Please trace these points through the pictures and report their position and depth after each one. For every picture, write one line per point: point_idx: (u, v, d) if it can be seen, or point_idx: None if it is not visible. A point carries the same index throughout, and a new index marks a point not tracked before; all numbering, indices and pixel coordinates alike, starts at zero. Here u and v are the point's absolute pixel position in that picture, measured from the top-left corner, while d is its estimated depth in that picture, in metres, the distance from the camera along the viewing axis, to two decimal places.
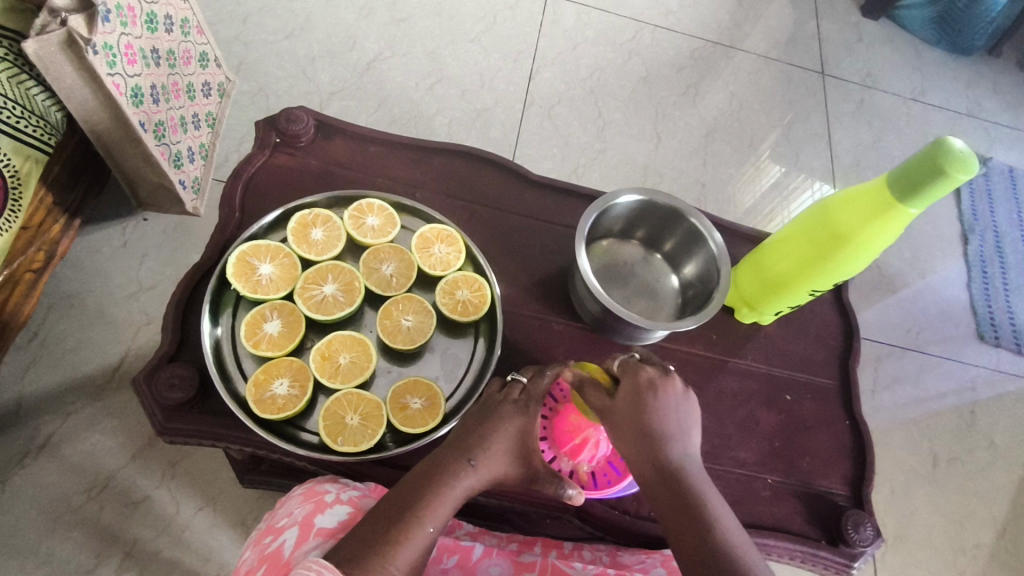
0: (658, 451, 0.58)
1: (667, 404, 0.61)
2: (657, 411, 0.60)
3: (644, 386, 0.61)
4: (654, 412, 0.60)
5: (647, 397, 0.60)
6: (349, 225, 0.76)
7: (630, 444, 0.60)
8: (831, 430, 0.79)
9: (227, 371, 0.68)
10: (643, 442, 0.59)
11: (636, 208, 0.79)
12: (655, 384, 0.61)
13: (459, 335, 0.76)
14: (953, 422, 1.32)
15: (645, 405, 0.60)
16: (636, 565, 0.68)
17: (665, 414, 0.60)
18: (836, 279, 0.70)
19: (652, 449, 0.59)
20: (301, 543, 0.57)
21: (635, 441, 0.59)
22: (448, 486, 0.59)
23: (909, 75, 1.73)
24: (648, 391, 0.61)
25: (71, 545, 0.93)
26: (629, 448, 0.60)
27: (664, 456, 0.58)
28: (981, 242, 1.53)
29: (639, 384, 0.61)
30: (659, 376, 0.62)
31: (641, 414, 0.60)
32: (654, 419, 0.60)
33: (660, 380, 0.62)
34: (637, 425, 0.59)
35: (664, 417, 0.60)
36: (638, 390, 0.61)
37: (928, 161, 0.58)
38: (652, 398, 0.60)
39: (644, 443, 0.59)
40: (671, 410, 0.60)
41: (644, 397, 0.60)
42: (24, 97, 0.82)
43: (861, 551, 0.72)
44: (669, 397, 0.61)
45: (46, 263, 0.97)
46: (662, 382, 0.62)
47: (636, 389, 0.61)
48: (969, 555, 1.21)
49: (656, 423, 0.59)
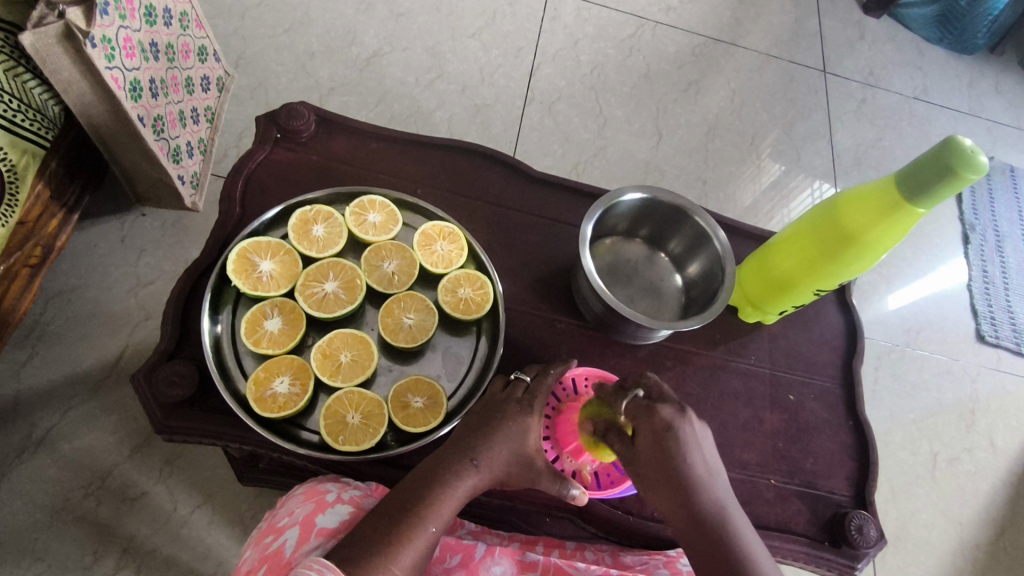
0: (688, 500, 0.57)
1: (688, 448, 0.58)
2: (680, 457, 0.57)
3: (662, 431, 0.58)
4: (678, 460, 0.57)
5: (667, 443, 0.58)
6: (351, 222, 0.75)
7: (660, 494, 0.58)
8: (834, 431, 0.79)
9: (227, 369, 0.68)
10: (675, 494, 0.57)
11: (640, 206, 0.78)
12: (673, 427, 0.58)
13: (461, 333, 0.75)
14: (953, 422, 1.32)
15: (667, 453, 0.57)
16: (638, 567, 0.68)
17: (687, 459, 0.58)
18: (842, 279, 0.69)
19: (682, 500, 0.58)
20: (302, 543, 0.56)
21: (665, 493, 0.58)
22: (451, 486, 0.58)
23: (910, 74, 1.72)
24: (666, 437, 0.58)
25: (68, 543, 0.92)
26: (660, 497, 0.59)
27: (694, 505, 0.57)
28: (982, 242, 1.53)
29: (656, 430, 0.58)
30: (675, 417, 0.58)
31: (665, 464, 0.57)
32: (678, 469, 0.57)
33: (677, 422, 0.58)
34: (664, 477, 0.58)
35: (688, 463, 0.58)
36: (657, 437, 0.58)
37: (937, 161, 0.57)
38: (672, 445, 0.57)
39: (673, 495, 0.58)
40: (692, 453, 0.58)
41: (665, 446, 0.58)
42: (21, 90, 0.81)
43: (864, 553, 0.72)
44: (688, 439, 0.58)
45: (43, 258, 0.96)
46: (679, 423, 0.58)
47: (654, 436, 0.58)
48: (968, 554, 1.20)
49: (681, 473, 0.58)
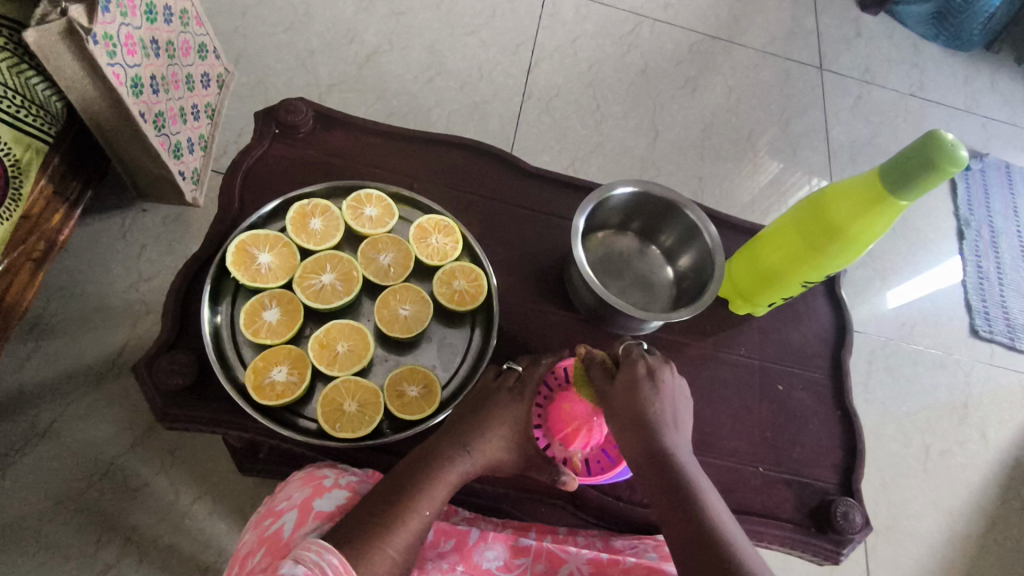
0: (654, 438, 0.61)
1: (661, 395, 0.63)
2: (652, 398, 0.62)
3: (642, 374, 0.63)
4: (650, 400, 0.62)
5: (643, 383, 0.63)
6: (348, 216, 0.77)
7: (628, 429, 0.61)
8: (822, 420, 0.80)
9: (226, 359, 0.69)
10: (642, 430, 0.61)
11: (632, 199, 0.80)
12: (651, 373, 0.64)
13: (456, 325, 0.76)
14: (946, 416, 1.33)
15: (641, 393, 0.62)
16: (628, 551, 0.69)
17: (658, 402, 0.62)
18: (828, 270, 0.71)
19: (648, 436, 0.61)
20: (300, 526, 0.58)
21: (632, 429, 0.61)
22: (443, 471, 0.60)
23: (906, 71, 1.73)
24: (644, 380, 0.63)
25: (71, 532, 0.94)
26: (625, 434, 0.62)
27: (659, 444, 0.60)
28: (977, 238, 1.55)
29: (634, 372, 0.63)
30: (656, 364, 0.64)
31: (637, 402, 0.62)
32: (649, 407, 0.62)
33: (655, 369, 0.64)
34: (633, 413, 0.61)
35: (659, 406, 0.62)
36: (633, 379, 0.63)
37: (920, 156, 0.59)
38: (648, 385, 0.63)
39: (639, 429, 0.61)
40: (664, 400, 0.63)
41: (639, 386, 0.62)
42: (25, 87, 0.83)
43: (850, 539, 0.73)
44: (663, 386, 0.63)
45: (46, 252, 0.98)
46: (660, 370, 0.64)
47: (631, 377, 0.63)
48: (959, 546, 1.22)
49: (651, 412, 0.61)
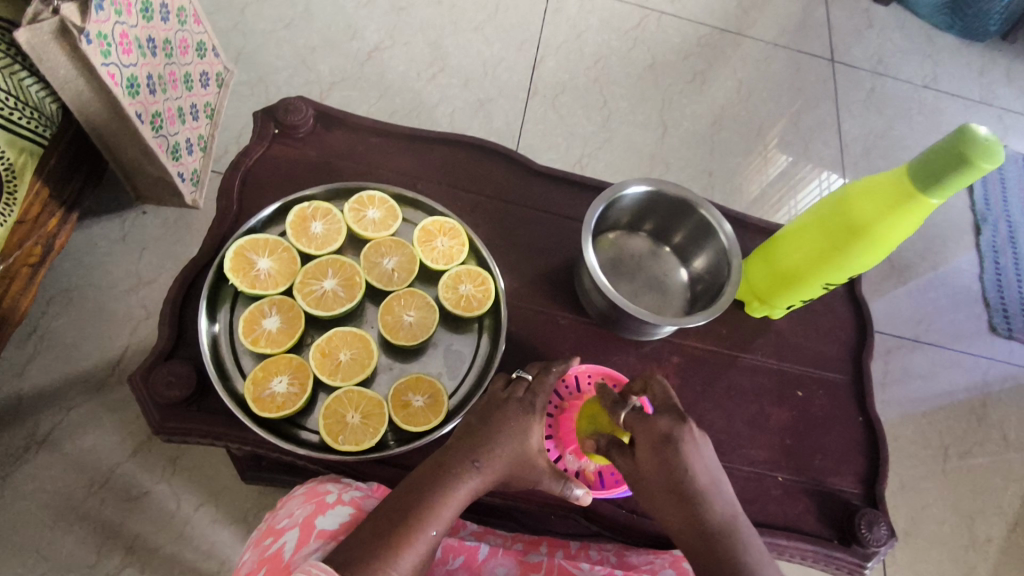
0: (699, 512, 0.57)
1: (691, 460, 0.57)
2: (684, 467, 0.57)
3: (662, 441, 0.57)
4: (681, 469, 0.57)
5: (667, 452, 0.57)
6: (349, 218, 0.74)
7: (668, 504, 0.57)
8: (845, 427, 0.77)
9: (225, 369, 0.67)
10: (684, 506, 0.57)
11: (644, 199, 0.77)
12: (671, 437, 0.57)
13: (463, 331, 0.74)
14: (965, 417, 1.30)
15: (669, 463, 0.57)
16: (644, 567, 0.67)
17: (691, 469, 0.57)
18: (852, 272, 0.68)
19: (691, 512, 0.57)
20: (301, 545, 0.55)
21: (674, 506, 0.57)
22: (451, 488, 0.57)
23: (920, 63, 1.69)
24: (667, 448, 0.57)
25: (71, 542, 0.92)
26: (667, 511, 0.58)
27: (704, 519, 0.56)
28: (995, 233, 1.50)
29: (655, 441, 0.57)
30: (673, 427, 0.58)
31: (670, 475, 0.57)
32: (684, 477, 0.57)
33: (676, 433, 0.57)
34: (670, 489, 0.57)
35: (692, 475, 0.57)
36: (656, 448, 0.57)
37: (951, 152, 0.55)
38: (673, 453, 0.57)
39: (681, 504, 0.57)
40: (696, 466, 0.57)
41: (665, 455, 0.57)
42: (18, 88, 0.80)
43: (874, 551, 0.70)
44: (690, 451, 0.57)
45: (43, 257, 0.96)
46: (681, 435, 0.57)
47: (653, 449, 0.57)
48: (980, 551, 1.19)
49: (689, 485, 0.57)
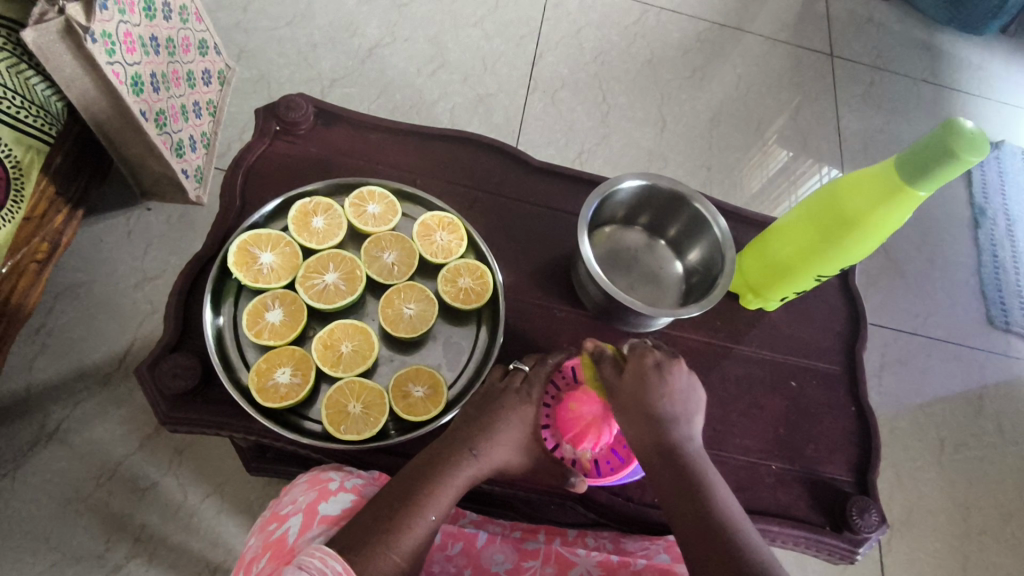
0: (665, 431, 0.59)
1: (673, 386, 0.60)
2: (665, 390, 0.60)
3: (650, 366, 0.61)
4: (661, 393, 0.60)
5: (652, 376, 0.60)
6: (350, 213, 0.76)
7: (637, 421, 0.60)
8: (837, 416, 0.79)
9: (230, 360, 0.68)
10: (652, 424, 0.59)
11: (639, 193, 0.78)
12: (660, 367, 0.61)
13: (461, 323, 0.75)
14: (961, 408, 1.31)
15: (652, 384, 0.60)
16: (639, 553, 0.68)
17: (670, 394, 0.60)
18: (843, 264, 0.69)
19: (660, 431, 0.59)
20: (305, 530, 0.57)
21: (642, 423, 0.60)
22: (449, 474, 0.59)
23: (919, 57, 1.70)
24: (654, 373, 0.60)
25: (79, 533, 0.94)
26: (636, 426, 0.60)
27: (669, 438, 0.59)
28: (993, 226, 1.51)
29: (643, 365, 0.61)
30: (664, 359, 0.61)
31: (647, 396, 0.60)
32: (660, 400, 0.60)
33: (666, 363, 0.61)
34: (644, 408, 0.60)
35: (669, 399, 0.60)
36: (642, 371, 0.60)
37: (938, 145, 0.57)
38: (657, 378, 0.60)
39: (651, 424, 0.60)
40: (676, 393, 0.60)
41: (648, 378, 0.60)
42: (24, 86, 0.82)
43: (866, 538, 0.72)
44: (675, 377, 0.61)
45: (50, 253, 0.97)
46: (670, 366, 0.61)
47: (639, 368, 0.61)
48: (974, 540, 1.20)
49: (665, 410, 0.60)
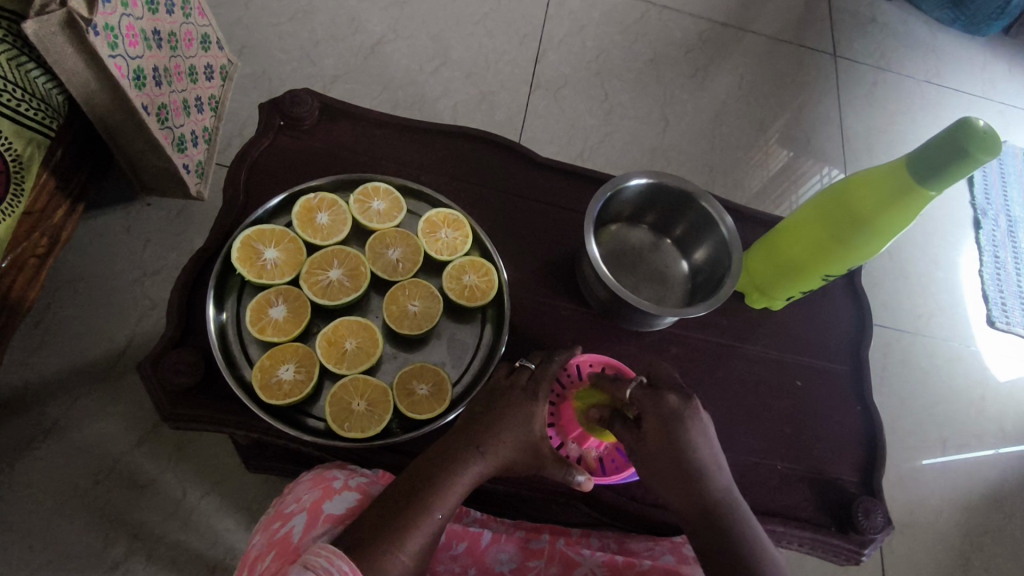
0: (702, 489, 0.58)
1: (696, 436, 0.59)
2: (690, 444, 0.58)
3: (670, 417, 0.59)
4: (688, 448, 0.58)
5: (675, 427, 0.58)
6: (355, 209, 0.75)
7: (670, 481, 0.58)
8: (843, 416, 0.78)
9: (233, 357, 0.68)
10: (689, 485, 0.58)
11: (646, 191, 0.78)
12: (680, 414, 0.59)
13: (466, 321, 0.75)
14: (962, 409, 1.31)
15: (676, 439, 0.58)
16: (644, 553, 0.68)
17: (695, 449, 0.58)
18: (850, 264, 0.69)
19: (693, 488, 0.58)
20: (309, 529, 0.56)
21: (678, 487, 0.58)
22: (456, 473, 0.58)
23: (922, 58, 1.69)
24: (675, 424, 0.58)
25: (78, 530, 0.93)
26: (671, 489, 0.58)
27: (707, 499, 0.57)
28: (994, 228, 1.51)
29: (664, 415, 0.59)
30: (683, 404, 0.59)
31: (676, 454, 0.58)
32: (689, 457, 0.58)
33: (684, 409, 0.59)
34: (676, 469, 0.58)
35: (695, 452, 0.58)
36: (665, 423, 0.58)
37: (950, 144, 0.56)
38: (680, 429, 0.58)
39: (682, 482, 0.58)
40: (699, 448, 0.58)
41: (671, 430, 0.58)
42: (25, 79, 0.81)
43: (872, 539, 0.71)
44: (697, 428, 0.59)
45: (50, 248, 0.96)
46: (688, 412, 0.59)
47: (660, 420, 0.59)
48: (976, 542, 1.20)
49: (691, 460, 0.58)
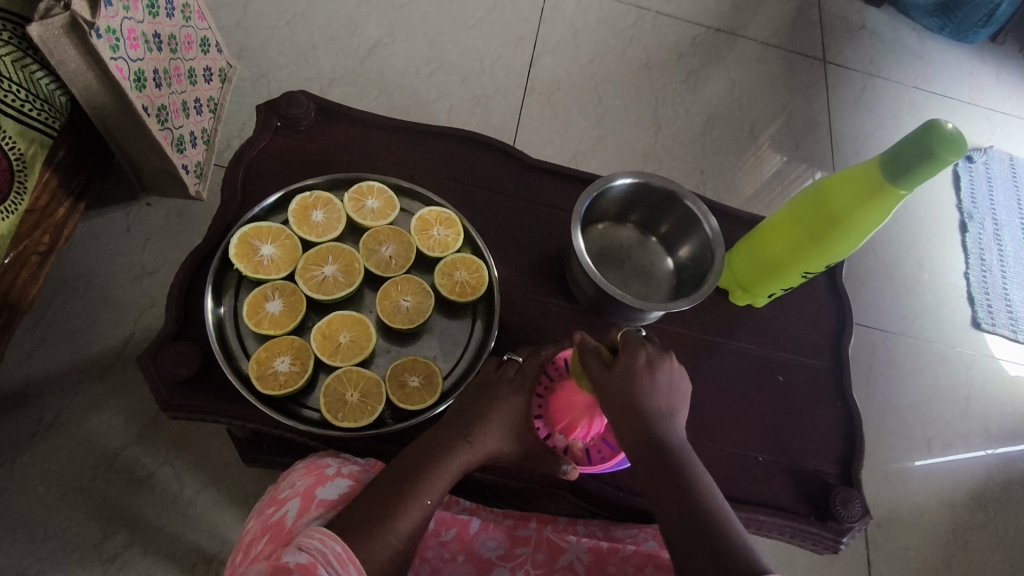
0: (656, 429, 0.60)
1: (660, 384, 0.62)
2: (652, 390, 0.61)
3: (642, 365, 0.62)
4: (648, 393, 0.61)
5: (643, 374, 0.61)
6: (349, 208, 0.77)
7: (625, 419, 0.60)
8: (823, 410, 0.81)
9: (231, 349, 0.70)
10: (640, 422, 0.60)
11: (632, 190, 0.80)
12: (651, 364, 0.62)
13: (457, 316, 0.77)
14: (948, 408, 1.34)
15: (641, 382, 0.61)
16: (628, 540, 0.70)
17: (654, 395, 0.61)
18: (828, 261, 0.71)
19: (643, 424, 0.60)
20: (302, 514, 0.58)
21: (627, 421, 0.60)
22: (445, 460, 0.60)
23: (909, 64, 1.73)
24: (645, 371, 0.61)
25: (76, 523, 0.95)
26: (619, 421, 0.61)
27: (655, 434, 0.59)
28: (980, 230, 1.54)
29: (637, 361, 0.62)
30: (656, 356, 0.63)
31: (633, 394, 0.60)
32: (647, 399, 0.61)
33: (657, 360, 0.63)
34: (628, 405, 0.60)
35: (656, 397, 0.61)
36: (637, 367, 0.61)
37: (918, 144, 0.59)
38: (648, 376, 0.61)
39: (635, 418, 0.60)
40: (659, 395, 0.61)
41: (639, 375, 0.61)
42: (29, 81, 0.83)
43: (850, 528, 0.74)
44: (664, 377, 0.62)
45: (51, 246, 0.98)
46: (660, 365, 0.62)
47: (632, 364, 0.61)
48: (960, 538, 1.22)
49: (650, 405, 0.61)
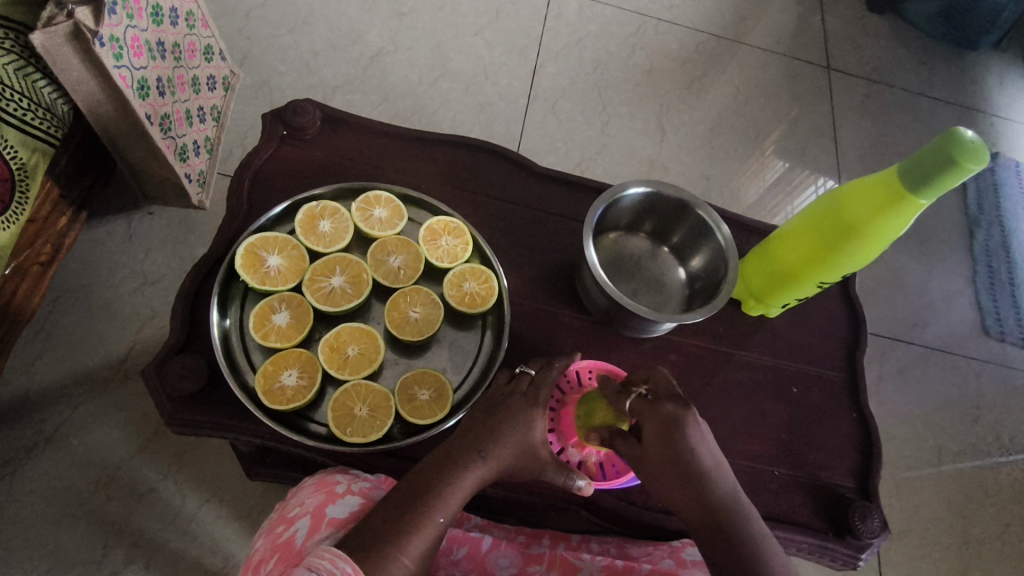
0: (704, 492, 0.58)
1: (695, 442, 0.58)
2: (690, 448, 0.58)
3: (669, 422, 0.58)
4: (686, 453, 0.58)
5: (673, 434, 0.58)
6: (357, 218, 0.76)
7: (670, 483, 0.58)
8: (839, 422, 0.79)
9: (237, 363, 0.69)
10: (686, 484, 0.58)
11: (644, 200, 0.79)
12: (678, 420, 0.58)
13: (467, 327, 0.76)
14: (959, 417, 1.32)
15: (674, 443, 0.58)
16: (644, 557, 0.69)
17: (695, 452, 0.58)
18: (843, 272, 0.70)
19: (696, 493, 0.58)
20: (312, 533, 0.57)
21: (680, 487, 0.58)
22: (458, 477, 0.59)
23: (914, 71, 1.72)
24: (673, 429, 0.58)
25: (75, 538, 0.93)
26: (672, 489, 0.59)
27: (707, 497, 0.57)
28: (987, 238, 1.53)
29: (662, 421, 0.58)
30: (680, 410, 0.59)
31: (672, 457, 0.58)
32: (688, 460, 0.58)
33: (682, 416, 0.58)
34: (677, 471, 0.58)
35: (695, 457, 0.58)
36: (663, 428, 0.58)
37: (937, 154, 0.58)
38: (679, 435, 0.58)
39: (687, 487, 0.58)
40: (701, 453, 0.58)
41: (670, 436, 0.58)
42: (31, 89, 0.82)
43: (868, 543, 0.72)
44: (697, 433, 0.58)
45: (52, 257, 0.97)
46: (688, 419, 0.58)
47: (659, 426, 0.58)
48: (973, 550, 1.20)
49: (692, 465, 0.58)
